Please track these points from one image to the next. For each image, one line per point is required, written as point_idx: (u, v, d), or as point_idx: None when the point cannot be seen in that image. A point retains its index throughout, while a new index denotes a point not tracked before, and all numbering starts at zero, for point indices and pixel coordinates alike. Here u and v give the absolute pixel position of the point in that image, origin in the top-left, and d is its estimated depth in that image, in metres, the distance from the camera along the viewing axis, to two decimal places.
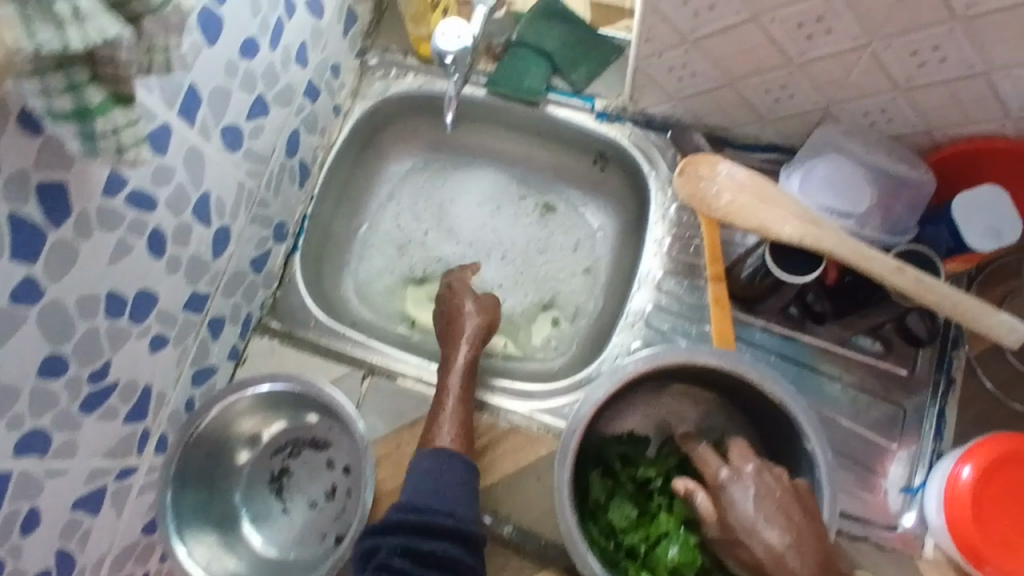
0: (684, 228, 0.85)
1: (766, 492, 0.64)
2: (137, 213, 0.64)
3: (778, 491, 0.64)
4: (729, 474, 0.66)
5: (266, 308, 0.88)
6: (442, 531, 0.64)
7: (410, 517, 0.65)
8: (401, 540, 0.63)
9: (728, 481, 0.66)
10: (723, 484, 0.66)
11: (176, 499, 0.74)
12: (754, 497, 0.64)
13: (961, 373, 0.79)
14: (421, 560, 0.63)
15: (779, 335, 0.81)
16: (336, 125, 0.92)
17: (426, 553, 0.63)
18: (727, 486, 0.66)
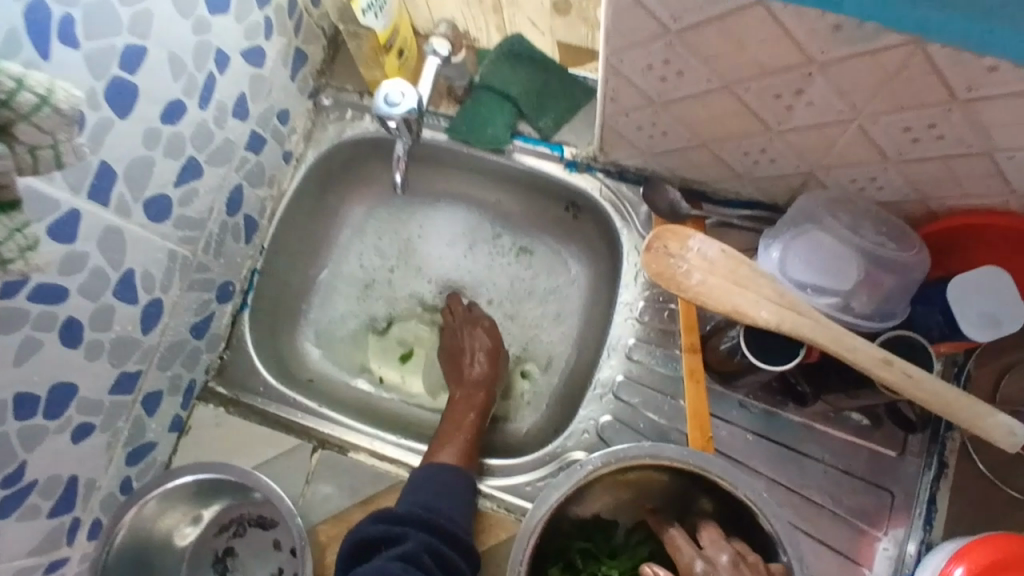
0: (657, 291, 0.79)
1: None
2: (45, 307, 0.58)
3: None
4: (704, 567, 0.61)
5: (213, 371, 0.82)
6: (454, 555, 0.65)
7: (434, 518, 0.66)
8: (420, 539, 0.64)
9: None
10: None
11: None
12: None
13: (954, 456, 0.74)
14: (438, 560, 0.63)
15: (759, 409, 0.75)
16: (287, 174, 0.86)
17: (444, 557, 0.64)
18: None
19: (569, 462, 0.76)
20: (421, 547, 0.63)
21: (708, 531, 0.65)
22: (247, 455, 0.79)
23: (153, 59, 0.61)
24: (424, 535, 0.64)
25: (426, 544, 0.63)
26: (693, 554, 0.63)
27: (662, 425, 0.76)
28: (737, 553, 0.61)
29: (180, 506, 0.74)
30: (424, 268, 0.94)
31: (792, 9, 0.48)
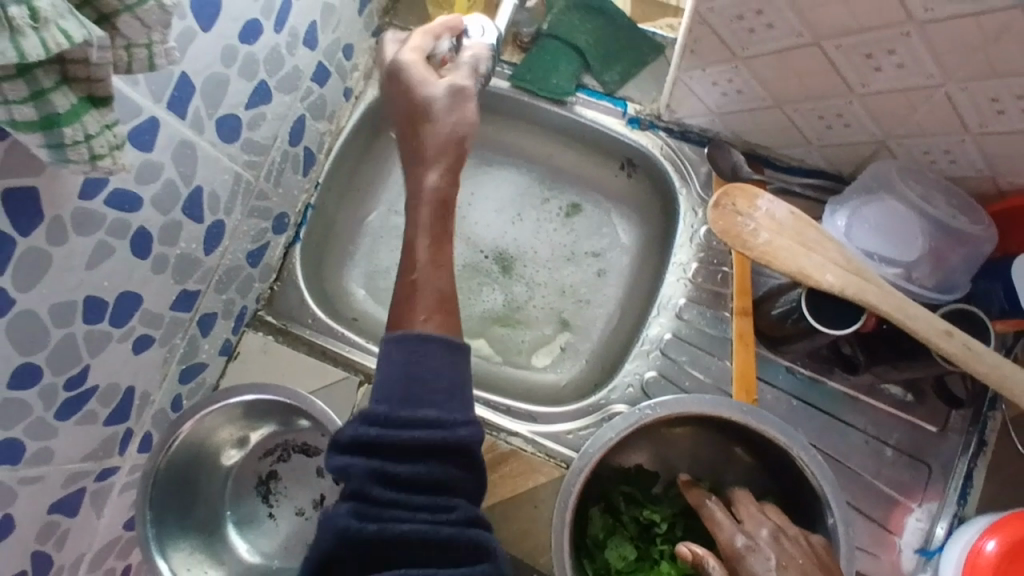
0: (711, 253, 0.79)
1: (788, 561, 0.59)
2: (119, 214, 0.58)
3: (800, 559, 0.59)
4: (746, 542, 0.61)
5: (263, 301, 0.83)
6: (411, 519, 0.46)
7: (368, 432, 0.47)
8: (378, 464, 0.47)
9: (746, 551, 0.61)
10: (740, 553, 0.61)
11: (157, 512, 0.69)
12: (774, 570, 0.58)
13: (994, 436, 0.74)
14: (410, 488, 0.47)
15: (805, 376, 0.76)
16: (346, 110, 0.85)
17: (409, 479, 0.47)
18: (744, 556, 0.60)
19: (611, 414, 0.77)
20: (375, 475, 0.47)
21: (744, 506, 0.66)
22: (296, 383, 0.80)
23: None
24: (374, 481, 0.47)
25: (365, 509, 0.46)
26: (733, 529, 0.63)
27: (705, 383, 0.76)
28: (777, 527, 0.62)
29: (231, 424, 0.75)
30: (474, 238, 0.91)
31: None
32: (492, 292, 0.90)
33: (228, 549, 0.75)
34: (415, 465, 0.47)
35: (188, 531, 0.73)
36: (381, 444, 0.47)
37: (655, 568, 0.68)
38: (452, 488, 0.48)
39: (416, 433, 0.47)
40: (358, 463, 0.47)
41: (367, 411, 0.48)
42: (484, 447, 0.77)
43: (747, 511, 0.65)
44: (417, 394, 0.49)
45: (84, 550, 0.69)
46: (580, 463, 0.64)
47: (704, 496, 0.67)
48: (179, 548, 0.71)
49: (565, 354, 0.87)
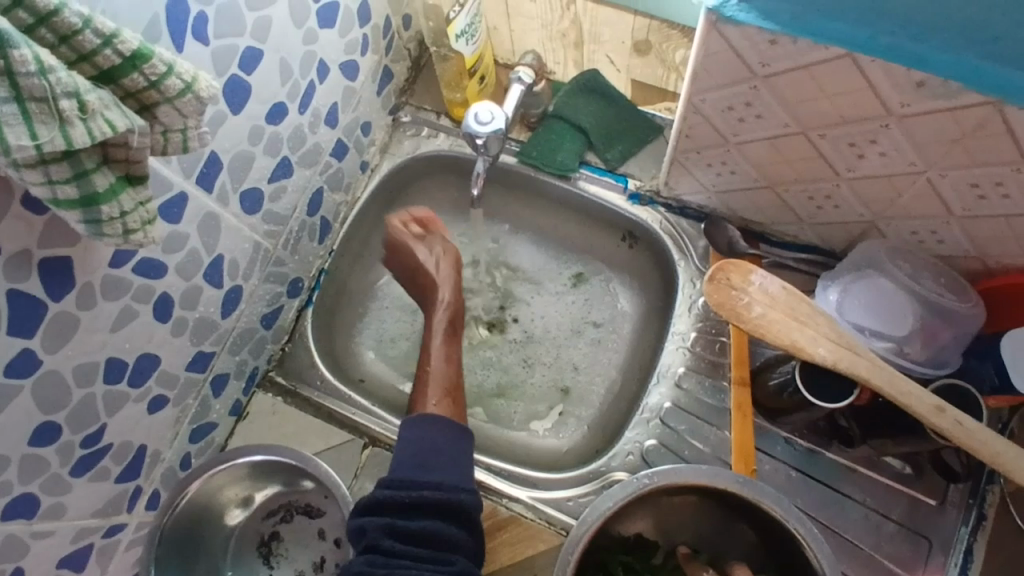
0: (710, 323, 0.82)
1: None
2: (145, 280, 0.62)
3: None
4: None
5: (273, 362, 0.85)
6: (424, 547, 0.57)
7: (395, 494, 0.59)
8: (389, 521, 0.58)
9: None
10: None
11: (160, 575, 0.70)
12: None
13: (993, 511, 0.74)
14: (411, 539, 0.57)
15: (804, 448, 0.77)
16: (362, 181, 0.90)
17: (414, 531, 0.57)
18: None
19: (611, 481, 0.77)
20: (386, 530, 0.57)
21: None
22: (302, 443, 0.81)
23: (266, 63, 0.66)
24: (384, 518, 0.58)
25: (378, 557, 0.56)
26: None
27: (705, 453, 0.77)
28: None
29: (237, 485, 0.76)
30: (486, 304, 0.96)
31: (878, 63, 0.52)
32: (496, 357, 0.93)
33: None
34: (422, 520, 0.58)
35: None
36: (401, 506, 0.59)
37: None
38: (448, 545, 0.58)
39: (424, 493, 0.59)
40: (376, 518, 0.58)
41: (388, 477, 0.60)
42: (486, 512, 0.78)
43: None
44: (432, 461, 0.62)
45: None
46: (578, 532, 0.65)
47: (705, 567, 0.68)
48: None
49: (566, 419, 0.89)
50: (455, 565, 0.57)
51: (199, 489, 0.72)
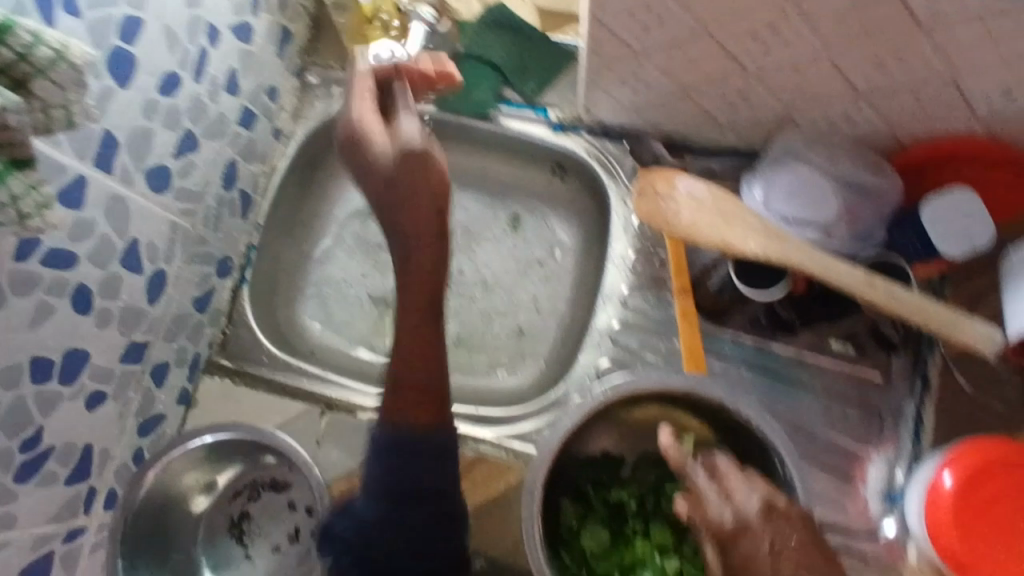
0: (647, 240, 0.82)
1: (782, 545, 0.54)
2: (57, 271, 0.59)
3: (796, 537, 0.54)
4: (738, 521, 0.56)
5: (216, 346, 0.84)
6: (429, 478, 0.60)
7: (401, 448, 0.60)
8: (400, 456, 0.60)
9: (738, 532, 0.55)
10: (732, 533, 0.55)
11: (131, 562, 0.70)
12: (769, 551, 0.53)
13: (937, 375, 0.76)
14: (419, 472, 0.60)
15: (751, 346, 0.79)
16: (278, 150, 0.88)
17: (420, 464, 0.60)
18: (736, 536, 0.55)
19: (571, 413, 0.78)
20: (398, 455, 0.60)
21: (730, 473, 0.59)
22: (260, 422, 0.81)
23: (149, 31, 0.63)
24: (388, 462, 0.60)
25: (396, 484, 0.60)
26: (722, 505, 0.57)
27: (658, 365, 0.79)
28: (768, 498, 0.57)
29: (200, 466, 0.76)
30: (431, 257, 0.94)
31: None
32: (445, 308, 0.93)
33: None
34: (430, 447, 0.61)
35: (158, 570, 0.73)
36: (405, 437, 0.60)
37: (631, 545, 0.69)
38: (440, 446, 0.61)
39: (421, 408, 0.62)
40: (377, 468, 0.61)
41: (386, 429, 0.61)
42: None
43: (735, 480, 0.59)
44: (419, 358, 0.62)
45: None
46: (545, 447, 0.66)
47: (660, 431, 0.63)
48: None
49: (525, 358, 0.89)
50: (450, 448, 0.62)
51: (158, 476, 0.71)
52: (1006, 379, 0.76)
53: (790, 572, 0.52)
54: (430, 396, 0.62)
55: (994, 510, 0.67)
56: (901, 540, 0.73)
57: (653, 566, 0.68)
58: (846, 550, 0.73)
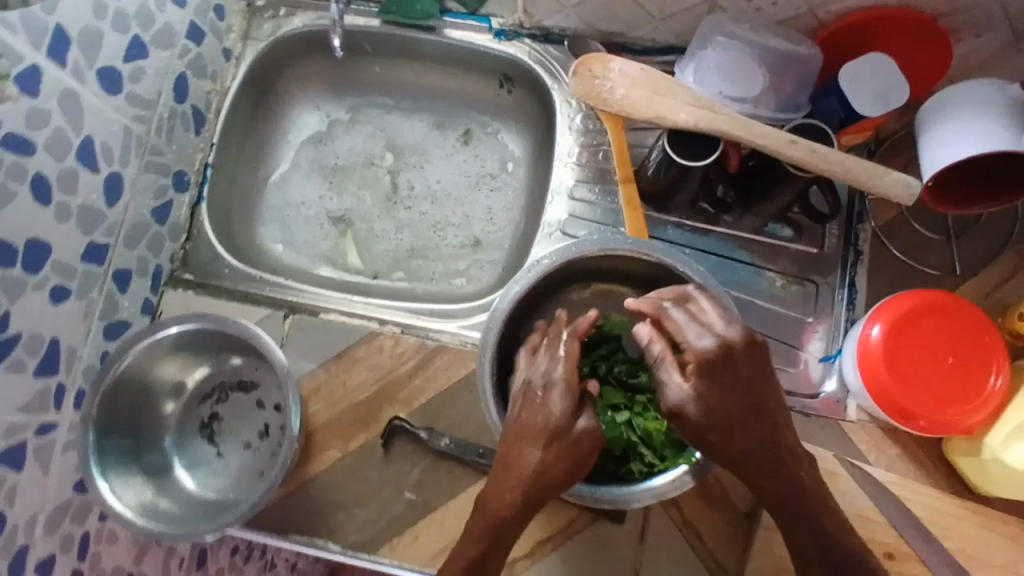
0: (591, 136, 0.86)
1: (738, 367, 0.60)
2: (15, 156, 0.61)
3: (747, 361, 0.60)
4: (698, 339, 0.61)
5: (178, 261, 0.86)
6: None
7: None
8: None
9: (700, 352, 0.60)
10: (697, 353, 0.60)
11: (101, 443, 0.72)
12: (731, 378, 0.60)
13: (869, 245, 0.81)
14: None
15: (691, 230, 0.83)
16: (228, 71, 0.90)
17: None
18: (704, 354, 0.60)
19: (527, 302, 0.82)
20: None
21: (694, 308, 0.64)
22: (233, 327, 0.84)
23: None
24: None
25: None
26: (686, 329, 0.62)
27: None
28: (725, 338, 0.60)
29: (177, 357, 0.78)
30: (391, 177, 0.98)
31: None
32: (404, 222, 0.96)
33: (176, 486, 0.77)
34: None
35: (130, 470, 0.73)
36: None
37: None
38: None
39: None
40: None
41: None
42: (413, 348, 0.82)
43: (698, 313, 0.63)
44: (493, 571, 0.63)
45: (36, 510, 0.69)
46: (498, 308, 0.70)
47: (584, 317, 0.69)
48: (128, 479, 0.73)
49: (482, 264, 0.93)
50: None
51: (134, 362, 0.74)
52: (932, 242, 0.80)
53: (740, 384, 0.60)
54: (556, 417, 0.62)
55: (921, 355, 0.70)
56: (839, 398, 0.78)
57: (605, 421, 0.70)
58: (790, 408, 0.78)
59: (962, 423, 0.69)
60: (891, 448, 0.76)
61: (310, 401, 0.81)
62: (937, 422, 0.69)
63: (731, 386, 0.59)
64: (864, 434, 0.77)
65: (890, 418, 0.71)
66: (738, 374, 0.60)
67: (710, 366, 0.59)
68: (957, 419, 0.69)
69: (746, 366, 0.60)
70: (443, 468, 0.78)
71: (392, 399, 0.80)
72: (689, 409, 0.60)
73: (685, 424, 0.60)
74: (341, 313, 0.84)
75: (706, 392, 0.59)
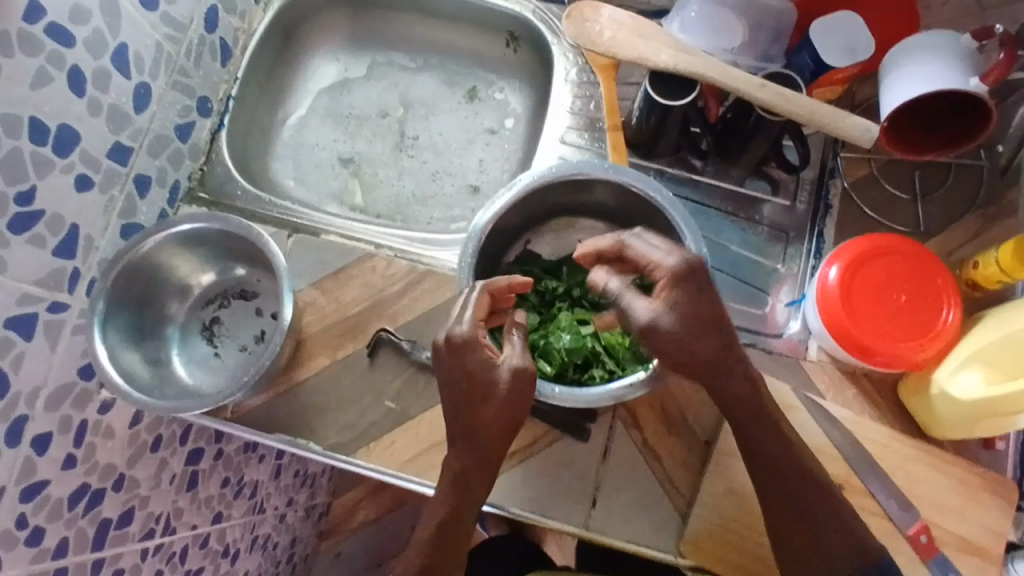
0: (584, 88, 0.92)
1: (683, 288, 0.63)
2: (57, 45, 0.69)
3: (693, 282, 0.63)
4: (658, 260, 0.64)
5: (195, 181, 0.93)
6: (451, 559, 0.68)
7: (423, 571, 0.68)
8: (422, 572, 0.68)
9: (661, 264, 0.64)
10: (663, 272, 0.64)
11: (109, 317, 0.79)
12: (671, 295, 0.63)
13: (837, 200, 0.86)
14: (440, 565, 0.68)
15: (672, 178, 0.89)
16: (257, 14, 0.99)
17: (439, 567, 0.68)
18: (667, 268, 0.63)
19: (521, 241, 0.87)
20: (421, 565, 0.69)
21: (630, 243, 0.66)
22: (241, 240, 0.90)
23: None
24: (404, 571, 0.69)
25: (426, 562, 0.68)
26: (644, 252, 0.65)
27: None
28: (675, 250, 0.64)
29: (186, 261, 0.87)
30: (398, 125, 1.05)
31: None
32: (407, 166, 1.03)
33: (173, 375, 0.85)
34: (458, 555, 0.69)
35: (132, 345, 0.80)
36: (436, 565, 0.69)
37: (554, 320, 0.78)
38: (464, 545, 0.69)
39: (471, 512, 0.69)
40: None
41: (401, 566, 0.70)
42: (404, 271, 0.87)
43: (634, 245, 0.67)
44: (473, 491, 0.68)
45: (40, 382, 0.74)
46: (480, 222, 0.76)
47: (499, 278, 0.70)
48: (131, 353, 0.80)
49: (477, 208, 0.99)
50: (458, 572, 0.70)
51: (150, 256, 0.82)
52: (899, 200, 0.85)
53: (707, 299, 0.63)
54: (487, 412, 0.64)
55: (874, 296, 0.74)
56: (801, 339, 0.82)
57: (570, 330, 0.75)
58: (753, 346, 0.82)
59: (914, 355, 0.72)
60: (848, 388, 0.80)
61: (305, 313, 0.86)
62: (893, 355, 0.72)
63: (689, 300, 0.62)
64: (823, 373, 0.80)
65: (852, 356, 0.74)
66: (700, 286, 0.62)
67: (677, 279, 0.62)
68: (910, 352, 0.72)
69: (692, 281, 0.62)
70: (423, 381, 0.83)
71: (380, 314, 0.86)
72: (660, 320, 0.61)
73: (655, 337, 0.62)
74: (340, 237, 0.90)
75: (678, 303, 0.62)
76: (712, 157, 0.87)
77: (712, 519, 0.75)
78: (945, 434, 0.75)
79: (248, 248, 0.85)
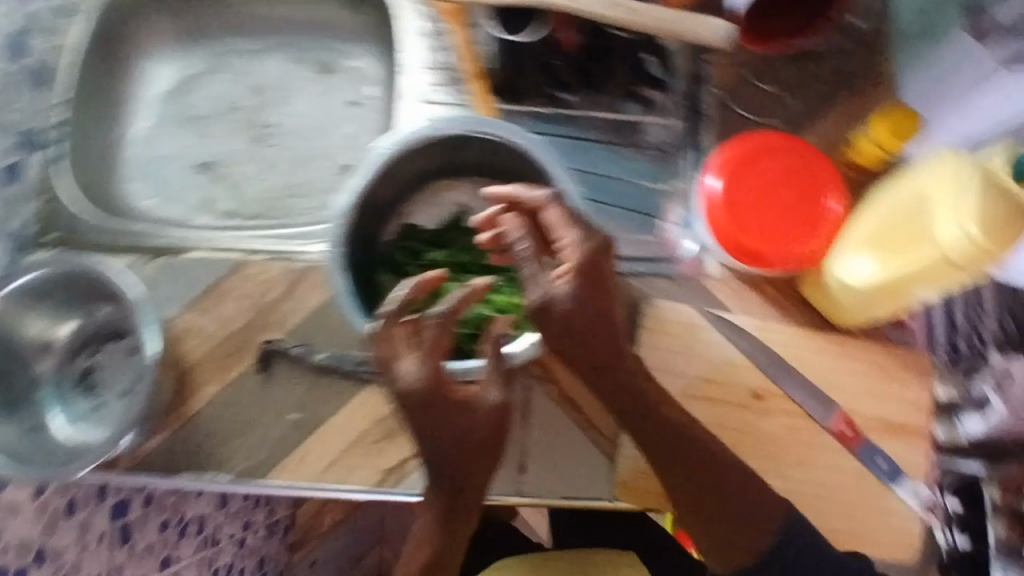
0: (433, 38, 0.86)
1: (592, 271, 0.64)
2: None
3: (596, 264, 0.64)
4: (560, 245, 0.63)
5: (35, 223, 0.85)
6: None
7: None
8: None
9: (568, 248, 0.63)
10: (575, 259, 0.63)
11: None
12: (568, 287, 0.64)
13: (713, 109, 0.81)
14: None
15: (544, 115, 0.83)
16: (62, 26, 0.89)
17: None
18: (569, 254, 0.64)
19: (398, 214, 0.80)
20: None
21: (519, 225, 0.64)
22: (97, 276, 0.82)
23: None
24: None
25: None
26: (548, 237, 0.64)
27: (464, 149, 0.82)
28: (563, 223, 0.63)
29: (39, 313, 0.79)
30: (251, 115, 0.96)
31: None
32: (269, 158, 0.95)
33: (48, 436, 0.77)
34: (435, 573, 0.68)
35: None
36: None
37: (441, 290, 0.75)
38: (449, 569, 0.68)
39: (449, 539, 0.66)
40: None
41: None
42: (281, 272, 0.81)
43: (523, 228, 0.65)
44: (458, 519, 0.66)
45: None
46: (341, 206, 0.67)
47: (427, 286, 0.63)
48: None
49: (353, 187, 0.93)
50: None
51: None
52: (775, 94, 0.82)
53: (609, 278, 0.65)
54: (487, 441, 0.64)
55: (761, 199, 0.71)
56: (699, 258, 0.79)
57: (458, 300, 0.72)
58: (653, 275, 0.79)
59: (804, 251, 0.71)
60: (754, 296, 0.78)
61: (185, 340, 0.80)
62: (785, 255, 0.71)
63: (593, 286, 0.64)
64: (724, 287, 0.79)
65: (745, 265, 0.72)
66: (602, 269, 0.64)
67: (583, 267, 0.63)
68: (799, 249, 0.71)
69: (608, 258, 0.64)
70: (326, 384, 0.78)
71: (265, 324, 0.79)
72: (559, 301, 0.64)
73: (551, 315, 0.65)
74: (205, 251, 0.83)
75: (581, 289, 0.64)
76: (581, 85, 0.82)
77: (640, 459, 0.73)
78: (848, 319, 0.75)
79: (101, 284, 0.77)
